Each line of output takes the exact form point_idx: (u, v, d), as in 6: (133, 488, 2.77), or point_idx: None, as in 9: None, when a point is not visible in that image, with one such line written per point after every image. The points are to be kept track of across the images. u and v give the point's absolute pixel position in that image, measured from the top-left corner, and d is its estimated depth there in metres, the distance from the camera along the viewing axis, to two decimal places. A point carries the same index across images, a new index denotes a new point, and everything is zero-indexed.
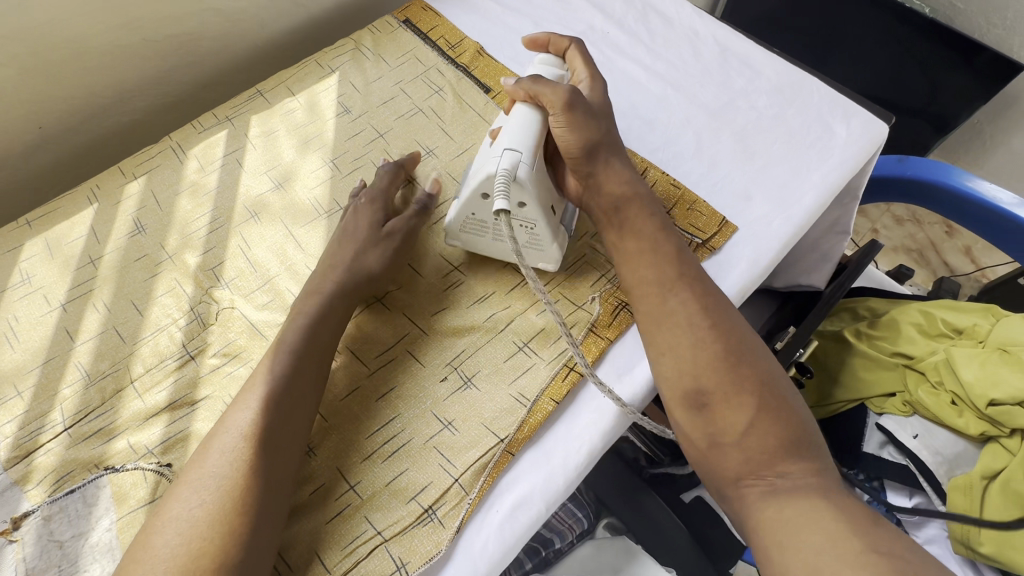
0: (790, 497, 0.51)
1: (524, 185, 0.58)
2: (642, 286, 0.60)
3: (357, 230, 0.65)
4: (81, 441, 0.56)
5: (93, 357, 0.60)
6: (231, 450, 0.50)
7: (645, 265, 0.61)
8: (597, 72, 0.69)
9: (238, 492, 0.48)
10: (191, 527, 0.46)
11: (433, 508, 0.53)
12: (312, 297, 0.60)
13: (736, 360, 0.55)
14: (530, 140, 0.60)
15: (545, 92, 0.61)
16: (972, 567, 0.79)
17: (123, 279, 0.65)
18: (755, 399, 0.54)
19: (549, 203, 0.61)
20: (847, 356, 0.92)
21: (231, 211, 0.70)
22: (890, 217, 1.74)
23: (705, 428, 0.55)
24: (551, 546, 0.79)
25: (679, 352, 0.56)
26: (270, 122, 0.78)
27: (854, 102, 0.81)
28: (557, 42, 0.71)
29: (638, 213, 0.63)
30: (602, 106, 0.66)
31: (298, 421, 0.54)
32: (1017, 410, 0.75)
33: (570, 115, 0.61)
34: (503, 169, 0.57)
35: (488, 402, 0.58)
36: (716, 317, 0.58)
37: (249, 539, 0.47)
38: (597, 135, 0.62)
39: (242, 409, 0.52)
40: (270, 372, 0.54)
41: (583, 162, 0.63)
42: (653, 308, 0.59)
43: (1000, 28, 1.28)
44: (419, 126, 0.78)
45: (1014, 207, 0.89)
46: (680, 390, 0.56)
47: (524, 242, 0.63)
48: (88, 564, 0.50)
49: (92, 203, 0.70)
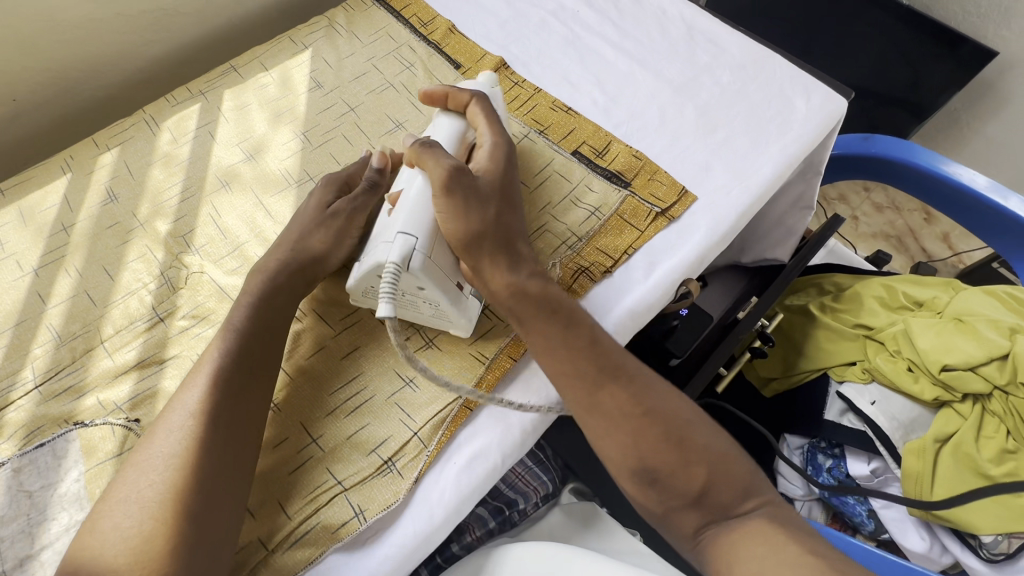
0: (744, 527, 0.51)
1: (418, 275, 0.54)
2: (561, 378, 0.56)
3: (308, 210, 0.65)
4: (52, 398, 0.57)
5: (65, 319, 0.62)
6: (179, 429, 0.50)
7: (560, 358, 0.56)
8: (500, 138, 0.62)
9: (187, 470, 0.48)
10: (140, 508, 0.47)
11: (393, 460, 0.55)
12: (279, 261, 0.62)
13: (677, 434, 0.54)
14: (427, 224, 0.56)
15: (430, 167, 0.56)
16: (927, 529, 0.82)
17: (96, 245, 0.67)
18: (704, 465, 0.53)
19: (450, 284, 0.57)
20: (811, 329, 0.95)
21: (203, 180, 0.72)
22: (869, 205, 1.71)
23: (659, 500, 0.53)
24: (516, 506, 0.75)
25: (616, 438, 0.54)
26: (243, 96, 0.79)
27: (814, 78, 0.82)
28: (458, 95, 0.64)
29: (540, 300, 0.57)
30: (494, 179, 0.59)
31: (252, 397, 0.54)
32: (968, 375, 0.77)
33: (452, 203, 0.56)
34: (393, 261, 0.53)
35: (449, 360, 0.60)
36: (645, 396, 0.55)
37: (201, 515, 0.47)
38: (484, 220, 0.57)
39: (187, 390, 0.52)
40: (219, 351, 0.55)
41: (468, 250, 0.57)
42: (580, 399, 0.55)
43: (974, 16, 1.28)
44: (390, 101, 0.79)
45: (975, 184, 0.90)
46: (626, 468, 0.54)
47: (432, 317, 0.60)
48: (56, 513, 0.52)
49: (65, 173, 0.72)
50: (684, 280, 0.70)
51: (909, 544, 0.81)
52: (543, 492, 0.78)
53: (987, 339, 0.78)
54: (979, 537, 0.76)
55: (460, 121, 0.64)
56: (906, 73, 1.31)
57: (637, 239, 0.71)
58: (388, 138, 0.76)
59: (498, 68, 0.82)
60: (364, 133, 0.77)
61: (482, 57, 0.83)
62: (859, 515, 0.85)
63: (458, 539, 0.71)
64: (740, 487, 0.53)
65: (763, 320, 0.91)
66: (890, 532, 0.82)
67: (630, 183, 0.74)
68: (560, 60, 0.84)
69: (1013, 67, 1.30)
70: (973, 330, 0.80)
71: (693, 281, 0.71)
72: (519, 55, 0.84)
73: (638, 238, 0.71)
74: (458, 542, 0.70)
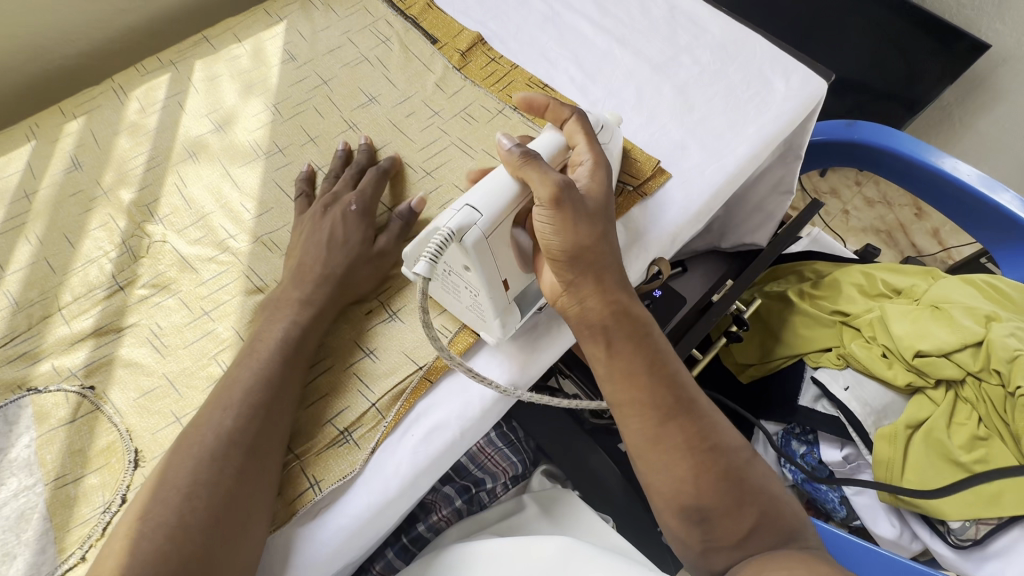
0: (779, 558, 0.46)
1: (468, 251, 0.50)
2: (634, 407, 0.52)
3: (349, 244, 0.61)
4: (7, 363, 0.57)
5: (23, 286, 0.61)
6: (209, 458, 0.47)
7: (639, 387, 0.51)
8: (603, 158, 0.57)
9: (207, 510, 0.45)
10: (161, 543, 0.43)
11: (349, 431, 0.55)
12: (294, 272, 0.59)
13: (740, 478, 0.50)
14: (500, 208, 0.52)
15: (532, 180, 0.51)
16: (897, 516, 0.81)
17: (57, 213, 0.66)
18: (758, 508, 0.49)
19: (498, 280, 0.54)
20: (788, 315, 0.94)
21: (170, 150, 0.71)
22: (860, 200, 1.63)
23: (700, 538, 0.50)
24: (483, 486, 0.74)
25: (677, 471, 0.50)
26: (214, 67, 0.78)
27: (793, 58, 0.80)
28: (558, 109, 0.59)
29: (631, 328, 0.53)
30: (600, 203, 0.54)
31: (284, 428, 0.52)
32: (941, 361, 0.76)
33: (561, 213, 0.51)
34: (449, 228, 0.49)
35: (410, 333, 0.60)
36: (714, 434, 0.51)
37: (226, 546, 0.45)
38: (593, 239, 0.52)
39: (228, 416, 0.50)
40: (257, 376, 0.52)
41: (565, 267, 0.52)
42: (649, 430, 0.51)
43: (968, 9, 1.25)
44: (364, 75, 0.78)
45: (958, 173, 0.87)
46: (678, 502, 0.50)
47: (469, 305, 0.58)
48: (5, 477, 0.52)
49: (29, 140, 0.71)
50: (656, 259, 0.69)
51: (880, 530, 0.81)
52: (512, 473, 0.77)
53: (962, 326, 0.76)
54: (948, 523, 0.76)
55: (556, 134, 0.59)
56: (901, 65, 1.27)
57: None
58: (361, 111, 0.75)
59: (476, 43, 0.80)
60: (336, 106, 0.75)
61: (460, 32, 0.81)
62: (832, 501, 0.84)
63: (425, 518, 0.70)
64: (790, 538, 0.49)
65: (738, 304, 0.90)
66: (861, 519, 0.82)
67: None
68: (539, 37, 0.82)
69: (1006, 61, 1.27)
70: (949, 318, 0.78)
71: (664, 260, 0.70)
72: (497, 32, 0.82)
73: None
74: (423, 522, 0.70)
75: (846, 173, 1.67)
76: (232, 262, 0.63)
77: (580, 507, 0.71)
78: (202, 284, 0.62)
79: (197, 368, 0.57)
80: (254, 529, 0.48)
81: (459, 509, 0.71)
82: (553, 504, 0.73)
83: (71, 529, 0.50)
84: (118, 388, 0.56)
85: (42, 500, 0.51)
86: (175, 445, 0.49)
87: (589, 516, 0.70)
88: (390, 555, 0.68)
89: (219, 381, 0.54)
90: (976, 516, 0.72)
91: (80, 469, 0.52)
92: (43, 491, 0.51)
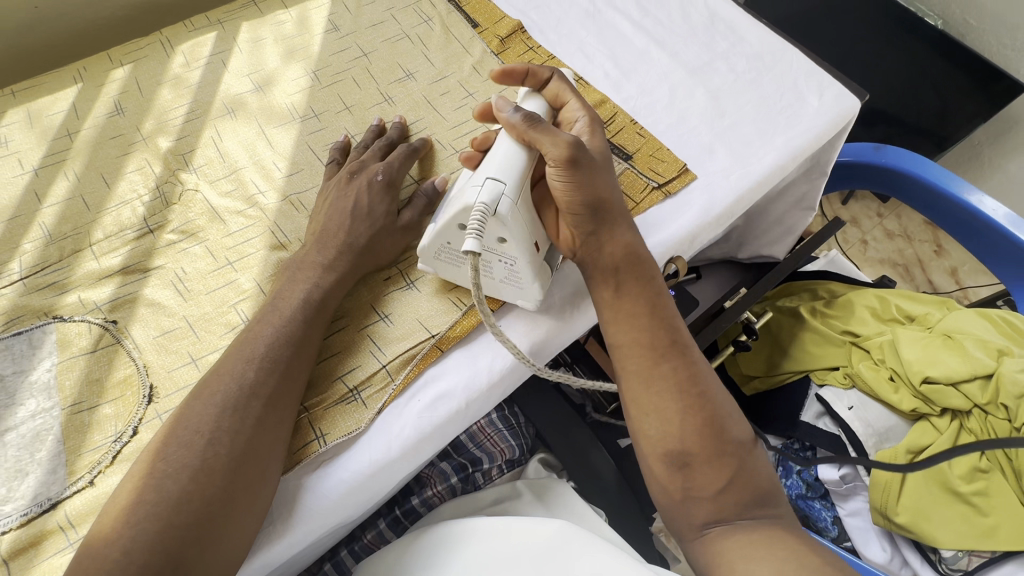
0: (756, 530, 0.47)
1: (505, 221, 0.52)
2: (633, 349, 0.53)
3: (373, 214, 0.62)
4: (36, 290, 0.59)
5: (57, 219, 0.63)
6: (231, 405, 0.49)
7: (640, 329, 0.53)
8: (595, 114, 0.61)
9: (227, 457, 0.47)
10: (183, 483, 0.45)
11: (358, 389, 0.56)
12: (318, 237, 0.60)
13: (722, 426, 0.51)
14: (518, 171, 0.53)
15: (543, 142, 0.53)
16: (889, 540, 0.81)
17: (97, 153, 0.68)
18: (735, 459, 0.50)
19: (532, 243, 0.55)
20: (799, 331, 0.92)
21: (209, 105, 0.73)
22: (880, 231, 1.62)
23: (681, 486, 0.50)
24: (479, 467, 0.73)
25: (667, 414, 0.51)
26: (260, 30, 0.79)
27: (831, 75, 0.80)
28: (536, 72, 0.63)
29: (639, 273, 0.55)
30: (606, 158, 0.58)
31: (301, 385, 0.53)
32: (949, 390, 0.75)
33: (576, 168, 0.53)
34: (482, 202, 0.50)
35: (425, 302, 0.61)
36: (706, 382, 0.52)
37: (243, 491, 0.47)
38: (602, 192, 0.55)
39: (250, 368, 0.51)
40: (278, 333, 0.53)
41: (585, 220, 0.54)
42: (644, 370, 0.52)
43: (1008, 50, 1.20)
44: (403, 51, 0.79)
45: (984, 207, 0.86)
46: (663, 445, 0.50)
47: (504, 278, 0.59)
48: (24, 398, 0.53)
49: (77, 82, 0.73)
50: (673, 257, 0.69)
51: (870, 552, 0.80)
52: (509, 456, 0.75)
53: (974, 357, 0.76)
54: (939, 552, 0.76)
55: (542, 96, 0.63)
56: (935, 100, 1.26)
57: (630, 210, 0.71)
58: (399, 86, 0.76)
59: (516, 31, 0.81)
60: (373, 79, 0.76)
61: (501, 19, 0.82)
62: (824, 520, 0.83)
63: (419, 492, 0.72)
64: (758, 494, 0.49)
65: (749, 314, 0.88)
66: (852, 541, 0.82)
67: (631, 157, 0.74)
68: (578, 31, 0.83)
69: None
70: (960, 347, 0.78)
71: (682, 260, 0.70)
72: (538, 22, 0.83)
73: (632, 209, 0.71)
74: (417, 496, 0.71)
75: (869, 204, 1.66)
76: (259, 218, 0.65)
77: (574, 496, 0.70)
78: (229, 235, 0.64)
79: (216, 315, 0.59)
80: (272, 478, 0.49)
81: (454, 486, 0.72)
82: (547, 491, 0.72)
83: (82, 454, 0.51)
84: (139, 325, 0.58)
85: (58, 424, 0.52)
86: (196, 392, 0.50)
87: (580, 506, 0.69)
88: (382, 526, 0.70)
89: (241, 330, 0.56)
90: (971, 547, 0.72)
91: (95, 398, 0.54)
92: (59, 415, 0.53)
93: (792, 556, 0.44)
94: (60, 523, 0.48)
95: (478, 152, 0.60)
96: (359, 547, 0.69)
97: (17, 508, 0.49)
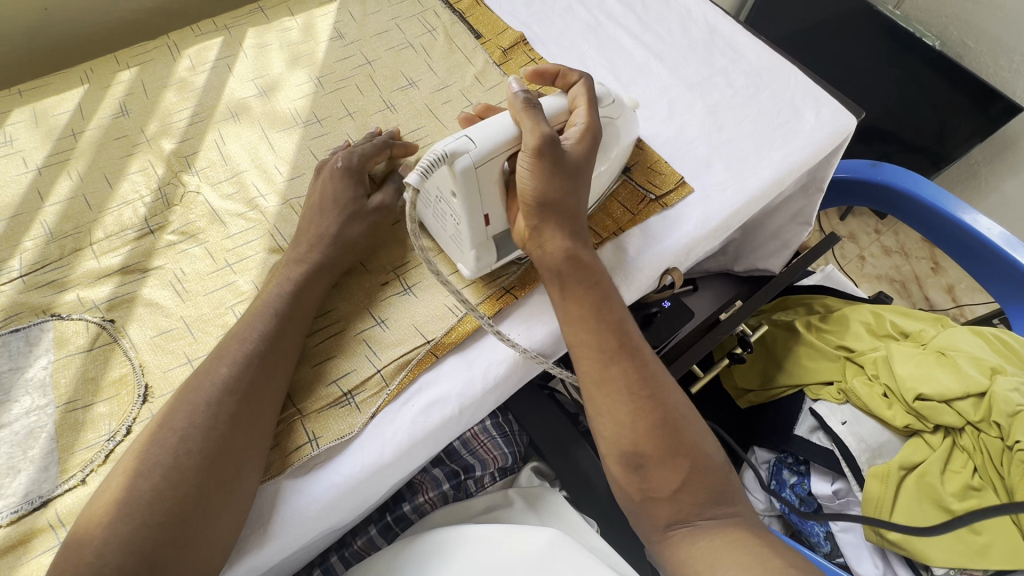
0: (715, 531, 0.48)
1: (456, 175, 0.53)
2: (584, 350, 0.55)
3: (338, 200, 0.62)
4: (35, 288, 0.59)
5: (59, 218, 0.64)
6: (206, 405, 0.49)
7: (589, 331, 0.55)
8: (598, 125, 0.60)
9: (202, 456, 0.47)
10: (156, 483, 0.45)
11: (352, 393, 0.56)
12: (304, 237, 0.61)
13: (673, 427, 0.51)
14: (494, 142, 0.54)
15: (524, 126, 0.55)
16: (881, 558, 0.81)
17: (100, 154, 0.69)
18: (688, 460, 0.51)
19: (479, 213, 0.57)
20: (794, 345, 0.92)
21: (214, 109, 0.74)
22: (878, 247, 1.63)
23: (639, 487, 0.51)
24: (472, 474, 0.73)
25: (617, 416, 0.52)
26: (266, 36, 0.81)
27: (827, 93, 0.81)
28: (565, 74, 0.64)
29: (586, 275, 0.57)
30: (585, 160, 0.58)
31: (279, 382, 0.53)
32: (943, 407, 0.76)
33: (540, 161, 0.54)
34: (444, 148, 0.52)
35: (421, 308, 0.61)
36: (657, 384, 0.53)
37: (219, 490, 0.47)
38: (561, 190, 0.56)
39: (224, 365, 0.51)
40: (257, 331, 0.54)
41: (538, 215, 0.57)
42: (593, 372, 0.54)
43: (1006, 71, 1.21)
44: (407, 60, 0.80)
45: (979, 226, 0.87)
46: (617, 448, 0.51)
47: (452, 234, 0.61)
48: (19, 395, 0.54)
49: (83, 84, 0.74)
50: (668, 269, 0.70)
51: (863, 569, 0.80)
52: (501, 464, 0.74)
53: (967, 374, 0.76)
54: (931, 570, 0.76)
55: (563, 95, 0.62)
56: (932, 119, 1.27)
57: (628, 221, 0.71)
58: (402, 94, 0.77)
59: (518, 42, 0.82)
60: (376, 86, 0.77)
61: (504, 30, 0.83)
62: (817, 535, 0.83)
63: (410, 499, 0.71)
64: (716, 492, 0.51)
65: (744, 326, 0.88)
66: (844, 557, 0.82)
67: (629, 169, 0.74)
68: (580, 44, 0.84)
69: None
70: (954, 364, 0.78)
71: (677, 271, 0.71)
72: (540, 34, 0.85)
73: (629, 220, 0.71)
74: (409, 503, 0.71)
75: (866, 221, 1.67)
76: (259, 221, 0.65)
77: (566, 504, 0.70)
78: (229, 237, 0.64)
79: (213, 316, 0.59)
80: (249, 477, 0.49)
81: (445, 493, 0.72)
82: (538, 500, 0.72)
83: (75, 452, 0.51)
84: (136, 324, 0.58)
85: (52, 421, 0.52)
86: (177, 392, 0.51)
87: (572, 515, 0.69)
88: (372, 532, 0.69)
89: (227, 331, 0.56)
90: (963, 565, 0.72)
91: (90, 397, 0.54)
92: (54, 412, 0.53)
93: (756, 562, 0.45)
94: (50, 521, 0.48)
95: (478, 117, 0.65)
96: (350, 553, 0.69)
97: (8, 506, 0.49)
